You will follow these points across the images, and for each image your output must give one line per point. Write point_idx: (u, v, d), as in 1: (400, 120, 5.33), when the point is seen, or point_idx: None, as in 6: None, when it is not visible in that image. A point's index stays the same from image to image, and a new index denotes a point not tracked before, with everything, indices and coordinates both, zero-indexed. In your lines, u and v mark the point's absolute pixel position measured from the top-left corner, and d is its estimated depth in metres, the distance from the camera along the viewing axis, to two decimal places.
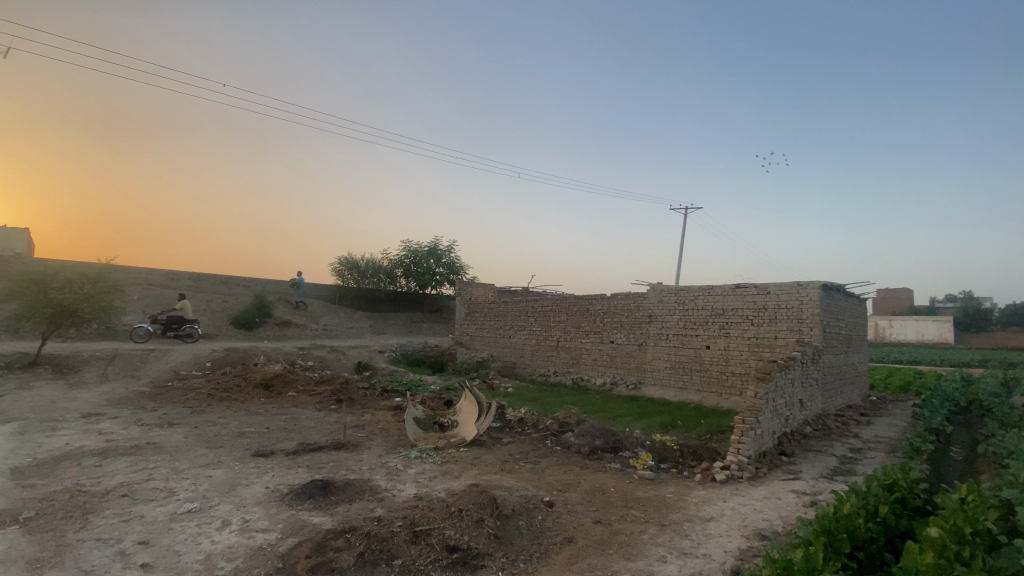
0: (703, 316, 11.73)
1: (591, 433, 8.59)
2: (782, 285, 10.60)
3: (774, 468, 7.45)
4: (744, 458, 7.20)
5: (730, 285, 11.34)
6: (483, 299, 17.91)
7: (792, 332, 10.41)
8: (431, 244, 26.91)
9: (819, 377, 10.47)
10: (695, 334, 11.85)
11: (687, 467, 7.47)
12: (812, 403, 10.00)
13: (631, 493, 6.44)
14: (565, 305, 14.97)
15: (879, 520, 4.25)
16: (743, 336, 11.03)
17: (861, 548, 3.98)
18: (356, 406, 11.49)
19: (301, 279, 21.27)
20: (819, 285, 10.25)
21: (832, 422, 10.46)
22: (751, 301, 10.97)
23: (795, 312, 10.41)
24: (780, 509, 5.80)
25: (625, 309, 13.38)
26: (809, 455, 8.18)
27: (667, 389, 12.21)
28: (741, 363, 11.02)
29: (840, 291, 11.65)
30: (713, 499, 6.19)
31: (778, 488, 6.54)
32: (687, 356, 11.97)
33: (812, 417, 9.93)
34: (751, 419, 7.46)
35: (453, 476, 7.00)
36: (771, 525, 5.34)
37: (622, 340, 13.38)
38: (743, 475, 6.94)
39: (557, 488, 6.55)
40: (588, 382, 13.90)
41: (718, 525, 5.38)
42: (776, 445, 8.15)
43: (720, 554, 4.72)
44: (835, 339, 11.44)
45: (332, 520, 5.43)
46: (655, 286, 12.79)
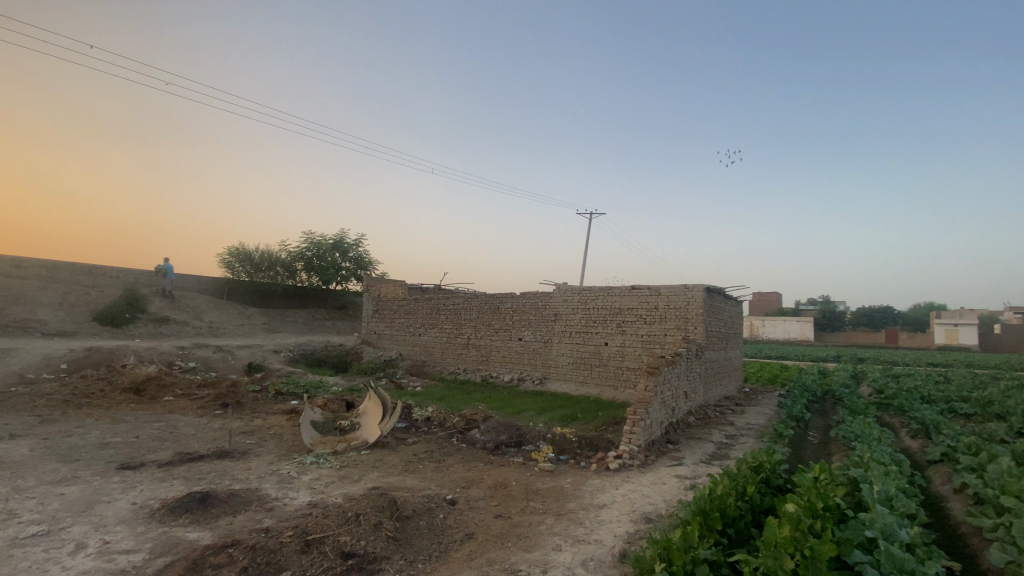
0: (603, 315, 12.34)
1: (496, 429, 8.70)
2: (672, 286, 11.49)
3: (661, 455, 8.05)
4: (635, 447, 7.69)
5: (627, 285, 12.05)
6: (391, 296, 17.42)
7: (679, 330, 11.33)
8: (336, 237, 25.61)
9: (701, 370, 11.50)
10: (595, 332, 12.43)
11: (584, 457, 7.82)
12: (695, 394, 10.96)
13: (532, 485, 6.61)
14: (474, 302, 15.00)
15: (747, 499, 4.74)
16: (637, 333, 11.79)
17: (731, 525, 4.39)
18: (245, 411, 10.61)
19: (169, 265, 19.19)
20: (702, 287, 11.26)
21: (712, 411, 11.55)
22: (645, 301, 11.78)
23: (682, 311, 11.34)
24: (664, 493, 6.27)
25: (532, 307, 13.69)
26: (691, 442, 8.94)
27: (570, 384, 12.69)
28: (637, 360, 11.75)
29: (721, 293, 12.90)
30: (606, 487, 6.53)
31: (663, 473, 7.07)
32: (589, 352, 12.52)
33: (695, 408, 10.89)
34: (642, 410, 8.00)
35: (351, 480, 6.71)
36: (655, 508, 5.76)
37: (530, 337, 13.68)
38: (633, 463, 7.41)
39: (459, 486, 6.53)
40: (496, 379, 14.05)
41: (610, 512, 5.69)
42: (664, 434, 8.81)
43: (610, 538, 4.99)
44: (716, 336, 12.62)
45: (211, 534, 4.95)
46: (560, 285, 13.22)
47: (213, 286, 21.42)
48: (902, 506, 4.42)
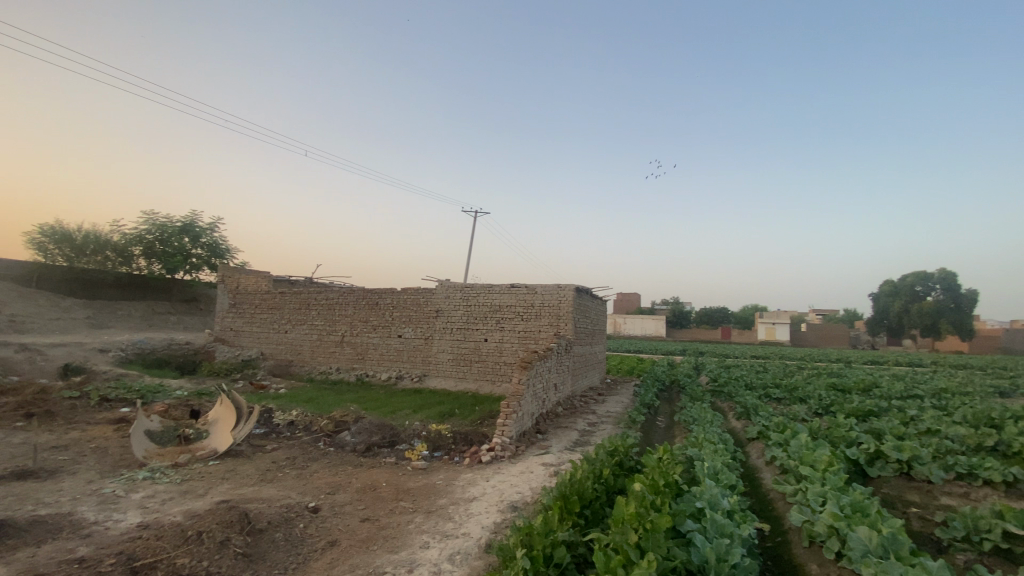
0: (483, 312, 12.54)
1: (368, 430, 8.38)
2: (547, 286, 12.09)
3: (531, 445, 8.41)
4: (507, 439, 7.93)
5: (506, 284, 12.39)
6: (253, 288, 15.82)
7: (552, 326, 11.96)
8: (186, 219, 22.50)
9: (570, 364, 12.26)
10: (475, 328, 12.58)
11: (458, 452, 7.89)
12: (564, 386, 11.65)
13: (403, 485, 6.49)
14: (351, 297, 14.26)
15: (602, 481, 5.18)
16: (515, 330, 12.19)
17: (589, 506, 4.76)
18: (57, 422, 8.87)
19: None
20: (574, 287, 12.02)
21: (578, 402, 12.39)
22: (522, 299, 12.23)
23: (556, 309, 11.98)
24: (531, 481, 6.59)
25: (412, 303, 13.42)
26: (559, 431, 9.49)
27: (449, 380, 12.69)
28: (514, 355, 12.13)
29: (590, 293, 13.88)
30: (478, 480, 6.67)
31: (531, 462, 7.42)
32: (468, 349, 12.63)
33: (564, 399, 11.58)
34: (515, 403, 8.28)
35: (196, 494, 5.98)
36: (522, 497, 6.02)
37: (409, 334, 13.40)
38: (505, 454, 7.65)
39: (324, 492, 6.18)
40: (372, 378, 13.53)
41: (479, 504, 5.81)
42: (534, 425, 9.22)
43: (478, 530, 5.10)
44: (584, 332, 13.55)
45: (2, 571, 4.06)
46: (442, 282, 13.13)
47: (16, 272, 17.57)
48: (725, 478, 5.16)
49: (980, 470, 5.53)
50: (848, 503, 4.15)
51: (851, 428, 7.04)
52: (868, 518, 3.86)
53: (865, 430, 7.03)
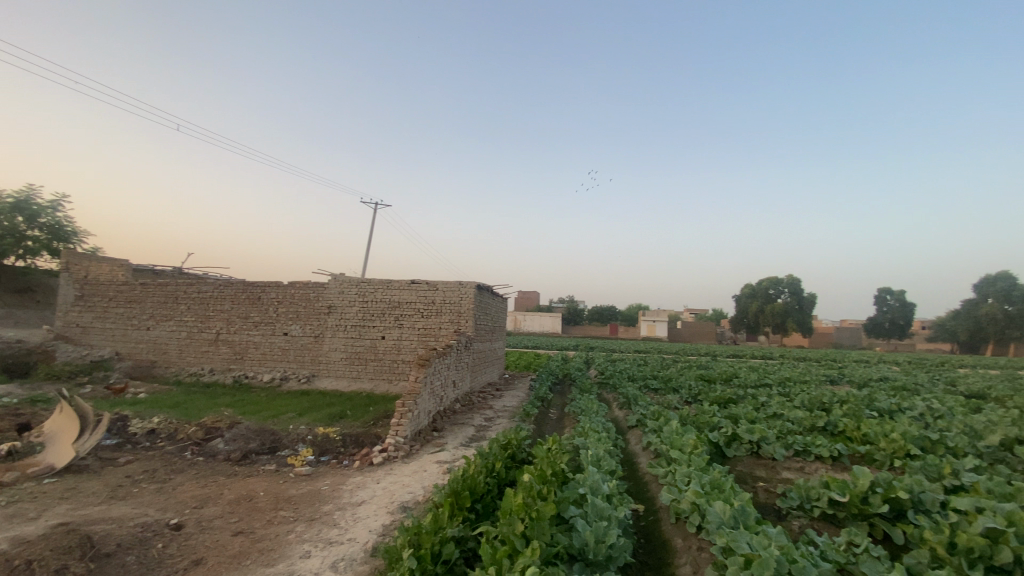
0: (381, 308, 12.12)
1: (244, 436, 7.70)
2: (448, 283, 12.04)
3: (426, 443, 8.31)
4: (401, 439, 7.75)
5: (406, 280, 12.11)
6: (106, 279, 13.74)
7: (453, 323, 11.95)
8: (19, 194, 18.94)
9: (469, 361, 12.31)
10: (371, 326, 12.11)
11: (347, 455, 7.55)
12: (462, 382, 11.67)
13: (284, 493, 6.07)
14: (230, 291, 12.98)
15: (494, 474, 5.29)
16: (414, 327, 11.96)
17: (480, 501, 4.83)
18: None
19: None
20: (474, 285, 12.11)
21: (476, 397, 12.49)
22: (423, 295, 12.04)
23: (456, 305, 11.98)
24: (423, 480, 6.52)
25: (302, 298, 12.56)
26: (455, 427, 9.49)
27: (340, 380, 12.09)
28: (412, 353, 11.90)
29: (491, 291, 14.05)
30: (367, 482, 6.44)
31: (425, 461, 7.33)
32: (363, 346, 12.12)
33: (462, 395, 11.59)
34: (410, 402, 8.13)
35: (23, 519, 5.06)
36: (413, 496, 5.94)
37: (297, 332, 12.52)
38: (398, 454, 7.47)
39: (190, 506, 5.56)
40: (252, 380, 12.44)
41: (367, 507, 5.62)
42: (431, 423, 9.12)
43: (364, 534, 4.93)
44: (484, 328, 13.68)
45: None
46: (336, 276, 12.45)
47: None
48: (607, 464, 5.53)
49: (811, 446, 6.52)
50: (709, 481, 4.66)
51: (714, 414, 7.92)
52: (724, 493, 4.36)
53: (726, 415, 7.95)
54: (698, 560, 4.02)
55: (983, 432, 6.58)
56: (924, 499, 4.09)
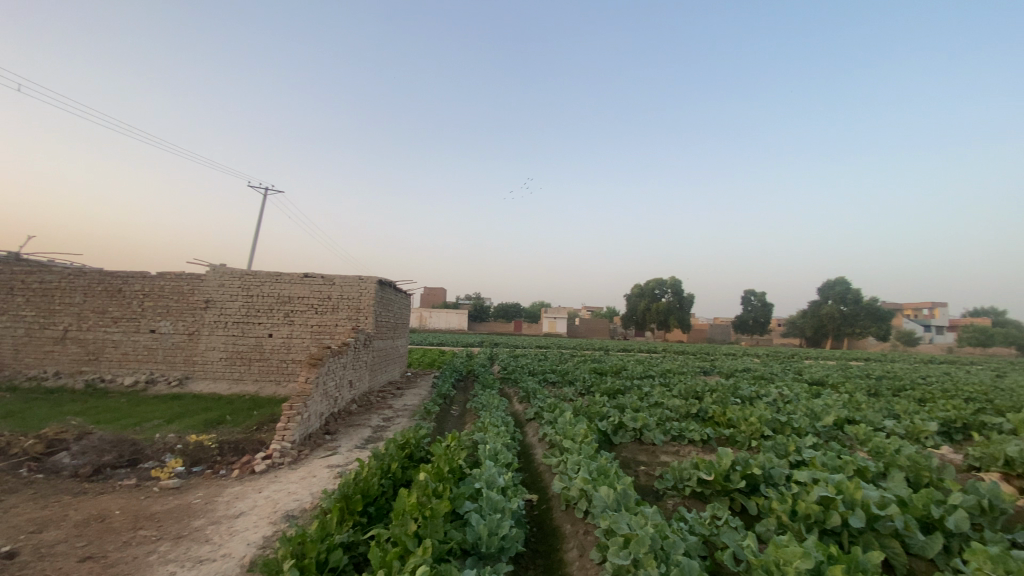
0: (268, 303, 11.24)
1: (97, 449, 6.72)
2: (346, 277, 11.54)
3: (317, 448, 7.86)
4: (288, 444, 7.25)
5: (299, 273, 11.38)
6: None
7: (350, 320, 11.48)
8: None
9: (368, 359, 11.87)
10: (257, 322, 11.18)
11: (224, 465, 6.90)
12: (360, 382, 11.21)
13: (147, 509, 5.39)
14: (82, 281, 11.23)
15: (390, 475, 5.15)
16: (307, 324, 11.27)
17: (373, 503, 4.67)
18: None
19: None
20: (375, 280, 11.74)
21: (374, 397, 12.07)
22: (317, 290, 11.39)
23: (354, 302, 11.53)
24: (312, 486, 6.16)
25: (174, 291, 11.25)
26: (349, 429, 9.08)
27: (219, 383, 11.00)
28: (304, 352, 11.19)
29: (392, 286, 13.66)
30: (247, 492, 5.94)
31: (315, 466, 6.94)
32: (247, 345, 11.13)
33: (359, 395, 11.12)
34: (299, 404, 7.63)
35: None
36: (299, 504, 5.59)
37: (168, 329, 11.18)
38: (284, 461, 6.98)
39: (24, 531, 4.73)
40: (110, 384, 10.86)
41: (246, 519, 5.19)
42: (322, 426, 8.64)
43: (241, 549, 4.54)
44: (385, 326, 13.26)
45: None
46: (217, 267, 11.32)
47: None
48: (503, 457, 5.64)
49: (685, 431, 7.21)
50: (597, 468, 4.93)
51: (605, 404, 8.42)
52: (610, 479, 4.65)
53: (615, 405, 8.50)
54: (584, 544, 4.25)
55: (818, 414, 7.71)
56: (773, 473, 4.69)
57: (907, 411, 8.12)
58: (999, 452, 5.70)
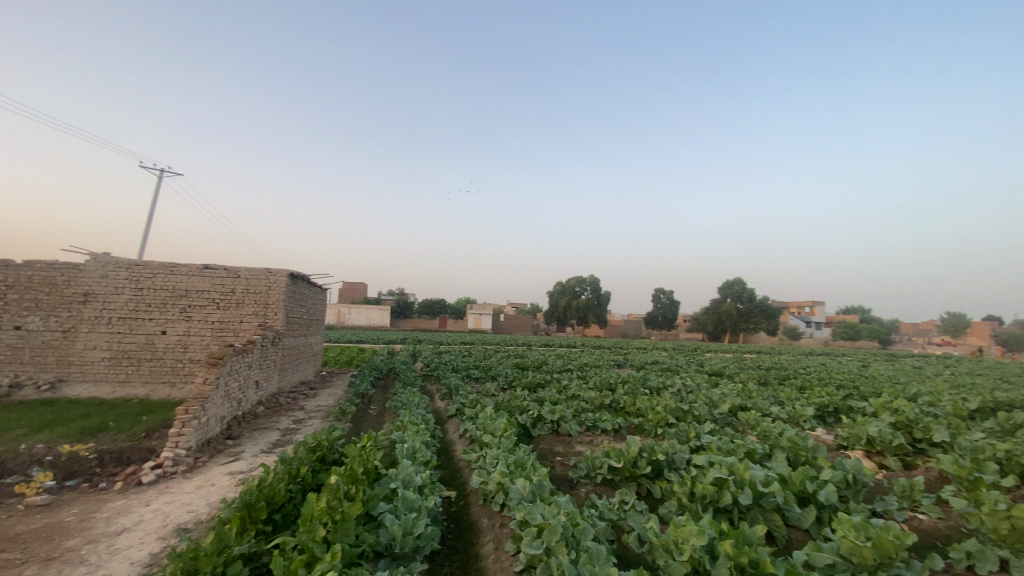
0: (162, 297, 10.21)
1: None
2: (252, 270, 10.83)
3: (216, 454, 7.27)
4: (182, 451, 6.63)
5: (198, 265, 10.49)
6: None
7: (257, 316, 10.81)
8: None
9: (277, 358, 11.17)
10: (148, 318, 10.11)
11: (105, 477, 6.18)
12: (268, 383, 10.52)
13: (6, 531, 4.69)
14: None
15: (298, 480, 4.88)
16: (207, 321, 10.40)
17: (279, 510, 4.40)
18: None
19: None
20: (285, 274, 11.14)
21: (284, 398, 11.38)
22: (219, 284, 10.56)
23: (262, 296, 10.88)
24: (209, 496, 5.70)
25: (45, 283, 9.88)
26: (255, 433, 8.50)
27: (101, 386, 9.79)
28: (203, 350, 10.31)
29: (305, 281, 12.98)
30: (132, 506, 5.36)
31: (214, 474, 6.43)
32: (135, 344, 10.02)
33: (266, 397, 10.43)
34: (196, 407, 7.02)
35: None
36: (194, 516, 5.14)
37: (37, 326, 9.78)
38: (177, 470, 6.38)
39: None
40: None
41: (131, 536, 4.68)
42: (223, 430, 8.00)
43: (124, 569, 4.09)
44: (297, 322, 12.55)
45: None
46: (99, 256, 10.09)
47: None
48: (421, 456, 5.55)
49: (599, 422, 7.53)
50: (514, 461, 5.01)
51: (525, 398, 8.57)
52: (526, 471, 4.74)
53: (534, 399, 8.68)
54: (500, 537, 4.30)
55: (716, 402, 8.39)
56: (675, 458, 5.03)
57: (790, 398, 9.07)
58: (861, 432, 6.54)
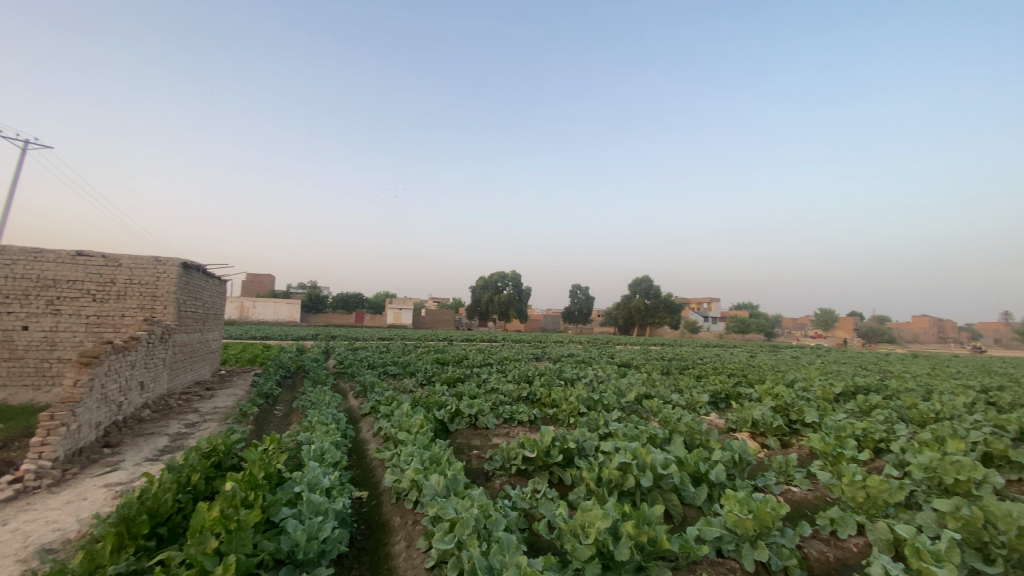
0: (22, 287, 8.85)
1: None
2: (137, 258, 9.73)
3: (90, 464, 6.45)
4: (46, 463, 5.80)
5: (69, 252, 9.22)
6: None
7: (142, 310, 9.74)
8: None
9: (167, 356, 10.13)
10: (3, 312, 8.71)
11: None
12: (155, 384, 9.50)
13: None
14: None
15: (189, 489, 4.47)
16: (79, 314, 9.17)
17: (165, 523, 4.00)
18: None
19: None
20: (177, 263, 10.14)
21: (175, 400, 10.35)
22: (96, 274, 9.36)
23: (149, 288, 9.83)
24: (81, 511, 5.05)
25: None
26: (139, 439, 7.65)
27: None
28: (75, 348, 9.09)
29: (201, 271, 11.88)
30: None
31: (87, 487, 5.70)
32: None
33: (153, 400, 9.41)
34: (64, 413, 6.17)
35: None
36: (62, 534, 4.53)
37: None
38: (41, 484, 5.57)
39: None
40: None
41: None
42: (99, 438, 7.12)
43: None
44: (191, 317, 11.46)
45: None
46: None
47: None
48: (329, 457, 5.31)
49: (515, 414, 7.67)
50: (429, 457, 4.94)
51: (442, 393, 8.49)
52: (441, 466, 4.70)
53: (452, 394, 8.63)
54: (412, 533, 4.23)
55: (625, 391, 8.88)
56: (585, 446, 5.25)
57: (689, 386, 9.84)
58: (748, 416, 7.24)
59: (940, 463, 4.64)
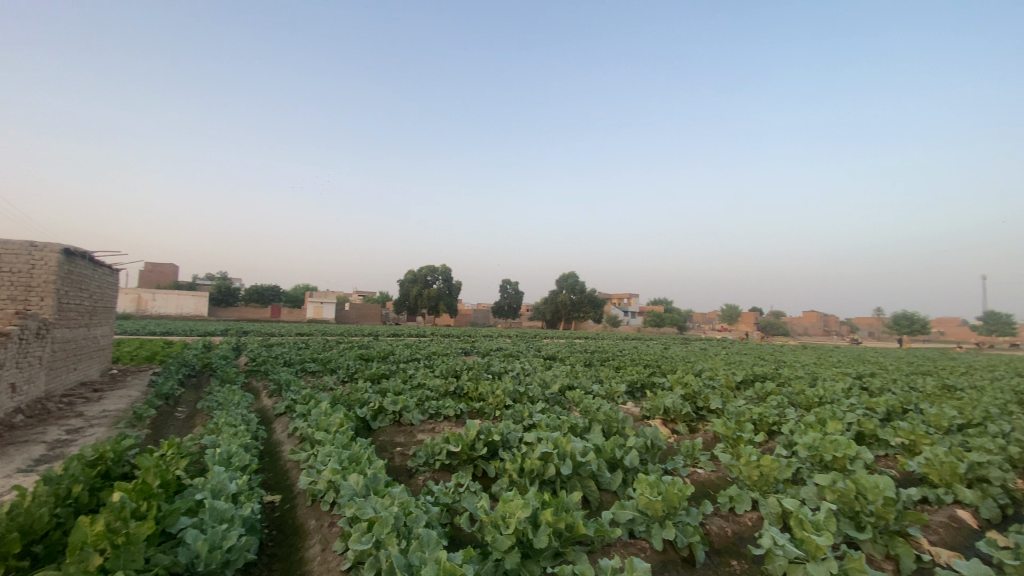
0: None
1: None
2: (7, 243, 8.53)
3: None
4: None
5: None
6: None
7: (13, 302, 8.55)
8: None
9: (45, 355, 8.98)
10: None
11: None
12: (29, 386, 8.39)
13: None
14: None
15: (70, 501, 3.99)
16: None
17: (39, 541, 3.54)
18: None
19: None
20: (58, 249, 9.02)
21: (55, 403, 9.20)
22: None
23: (22, 277, 8.66)
24: None
25: None
26: (9, 449, 6.72)
27: None
28: None
29: (88, 259, 10.64)
30: None
31: None
32: None
33: (27, 403, 8.30)
34: None
35: None
36: None
37: None
38: None
39: None
40: None
41: None
42: None
43: None
44: (75, 310, 10.22)
45: None
46: None
47: None
48: (237, 460, 4.96)
49: (441, 409, 7.60)
50: (348, 456, 4.77)
51: (365, 390, 8.21)
52: (360, 464, 4.55)
53: (376, 390, 8.38)
54: (329, 535, 4.08)
55: (549, 383, 9.11)
56: (509, 438, 5.32)
57: (608, 377, 10.29)
58: (660, 403, 7.69)
59: (821, 442, 5.22)
